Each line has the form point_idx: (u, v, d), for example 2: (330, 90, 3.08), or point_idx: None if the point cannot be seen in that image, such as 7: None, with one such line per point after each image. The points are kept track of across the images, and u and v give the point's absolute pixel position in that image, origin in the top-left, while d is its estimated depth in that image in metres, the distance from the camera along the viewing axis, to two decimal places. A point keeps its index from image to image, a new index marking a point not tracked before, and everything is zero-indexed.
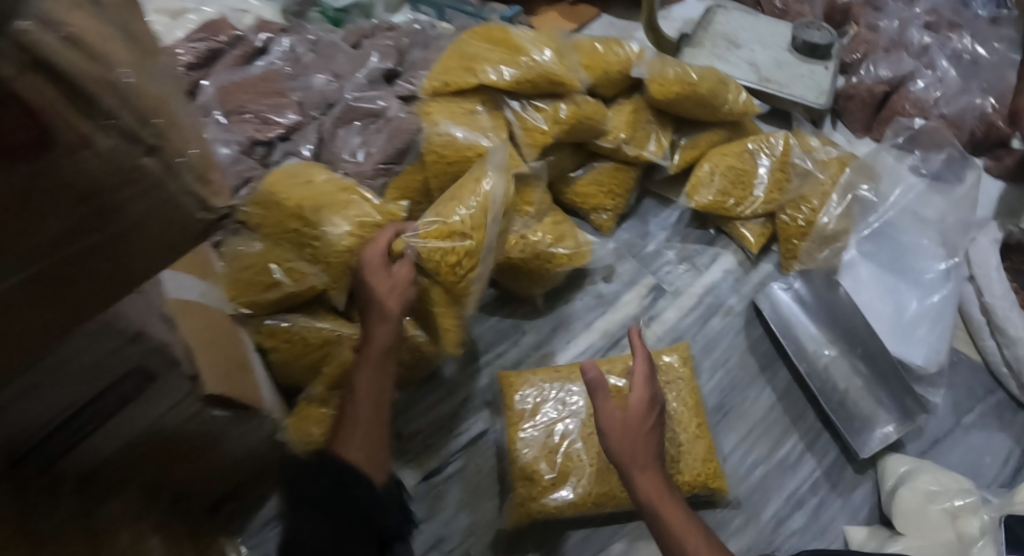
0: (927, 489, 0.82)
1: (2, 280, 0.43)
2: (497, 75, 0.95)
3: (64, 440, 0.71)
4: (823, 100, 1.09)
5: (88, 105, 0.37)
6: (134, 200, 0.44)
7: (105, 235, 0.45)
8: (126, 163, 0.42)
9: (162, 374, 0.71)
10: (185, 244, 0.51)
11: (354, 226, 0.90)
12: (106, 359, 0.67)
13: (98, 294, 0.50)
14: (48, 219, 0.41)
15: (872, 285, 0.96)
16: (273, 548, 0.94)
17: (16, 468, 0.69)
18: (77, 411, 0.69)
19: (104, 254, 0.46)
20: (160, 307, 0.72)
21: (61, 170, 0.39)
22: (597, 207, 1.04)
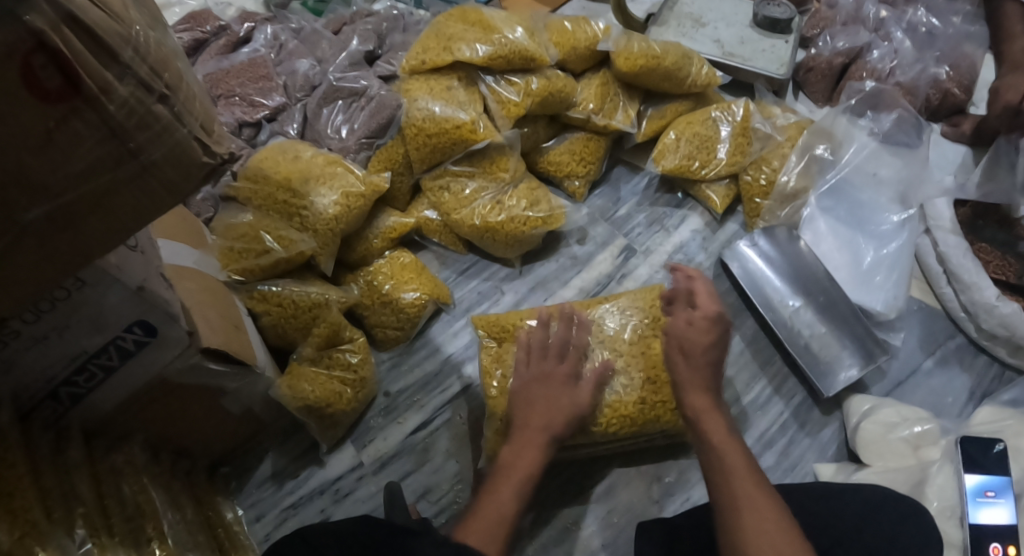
0: (891, 422, 0.91)
1: (24, 213, 0.49)
2: (472, 53, 0.99)
3: (71, 393, 0.75)
4: (784, 71, 1.16)
5: (110, 57, 0.45)
6: (144, 145, 0.49)
7: (114, 176, 0.50)
8: (141, 109, 0.48)
9: (162, 330, 0.75)
10: (186, 189, 0.55)
11: (341, 196, 0.97)
12: (108, 311, 0.70)
13: (107, 235, 0.55)
14: (70, 159, 0.47)
15: (831, 237, 1.03)
16: (272, 505, 0.96)
17: (26, 421, 0.74)
18: (78, 368, 0.73)
19: (114, 194, 0.52)
20: (158, 269, 0.75)
21: (83, 113, 0.45)
22: (570, 174, 1.10)
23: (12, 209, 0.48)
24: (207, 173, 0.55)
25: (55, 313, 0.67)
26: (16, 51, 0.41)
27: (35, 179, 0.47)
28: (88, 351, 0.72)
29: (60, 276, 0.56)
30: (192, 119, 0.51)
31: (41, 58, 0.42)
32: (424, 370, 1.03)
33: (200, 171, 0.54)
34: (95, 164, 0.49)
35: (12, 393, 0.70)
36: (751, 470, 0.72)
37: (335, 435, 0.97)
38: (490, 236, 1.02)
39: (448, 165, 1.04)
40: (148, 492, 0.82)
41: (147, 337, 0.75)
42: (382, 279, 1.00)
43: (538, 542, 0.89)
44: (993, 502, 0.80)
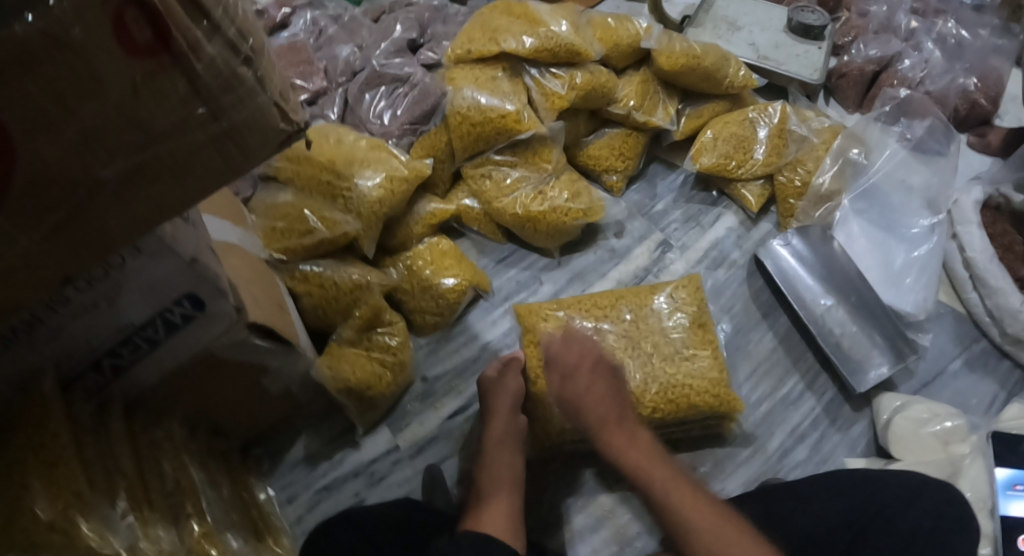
0: (921, 418, 0.92)
1: (107, 167, 0.48)
2: (518, 44, 1.00)
3: (112, 366, 0.74)
4: (818, 76, 1.18)
5: (201, 17, 0.45)
6: (227, 107, 0.49)
7: (195, 137, 0.50)
8: (226, 71, 0.48)
9: (209, 304, 0.74)
10: (261, 156, 0.55)
11: (384, 180, 0.97)
12: (158, 281, 0.69)
13: (181, 200, 0.54)
14: (153, 114, 0.47)
15: (863, 239, 1.04)
16: (304, 486, 0.96)
17: (67, 391, 0.72)
18: (123, 339, 0.72)
19: (194, 156, 0.51)
20: (208, 243, 0.75)
21: (172, 68, 0.45)
22: (608, 168, 1.11)
23: (91, 164, 0.48)
24: (283, 140, 0.54)
25: (104, 284, 0.65)
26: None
27: (117, 134, 0.47)
28: (133, 324, 0.71)
29: (126, 239, 0.55)
30: (272, 86, 0.51)
31: (135, 12, 0.42)
32: (460, 356, 1.03)
33: (278, 136, 0.53)
34: (178, 121, 0.48)
35: (55, 361, 0.69)
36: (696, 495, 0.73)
37: (372, 417, 0.97)
38: (530, 225, 1.03)
39: (491, 153, 1.04)
40: (187, 470, 0.81)
41: (195, 310, 0.74)
42: (423, 264, 1.00)
43: (573, 530, 0.90)
44: (1021, 496, 0.82)
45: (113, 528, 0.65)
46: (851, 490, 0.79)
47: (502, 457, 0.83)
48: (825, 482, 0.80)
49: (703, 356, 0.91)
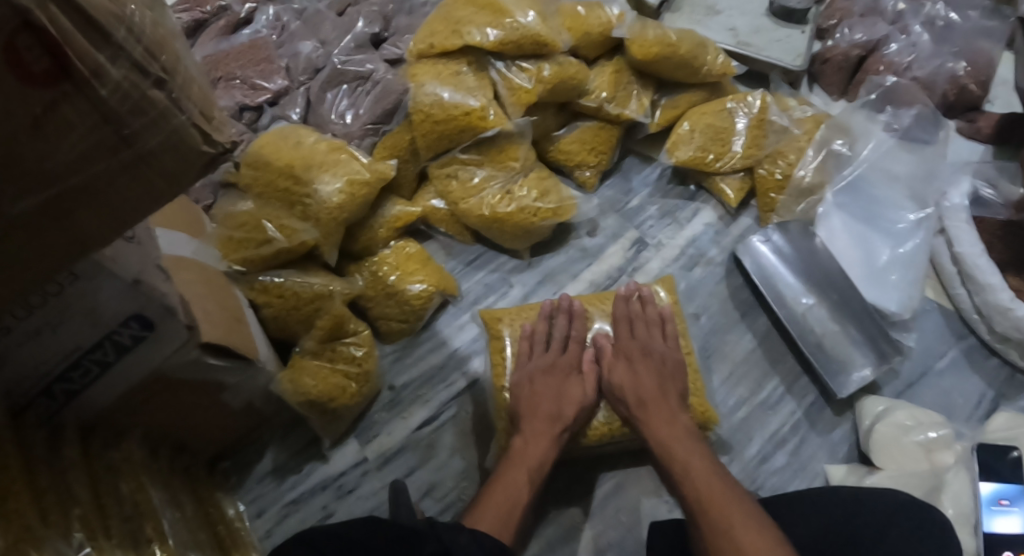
0: (904, 426, 0.88)
1: (14, 204, 0.45)
2: (482, 37, 0.95)
3: (66, 390, 0.72)
4: (800, 62, 1.13)
5: (103, 38, 0.40)
6: (140, 132, 0.45)
7: (107, 166, 0.46)
8: (136, 93, 0.43)
9: (159, 324, 0.70)
10: (187, 178, 0.51)
11: (344, 184, 0.92)
12: (104, 305, 0.66)
13: (104, 228, 0.51)
14: (60, 149, 0.43)
15: (845, 234, 0.98)
16: (272, 499, 0.94)
17: (19, 419, 0.70)
18: (73, 363, 0.69)
19: (109, 185, 0.48)
20: (156, 261, 0.71)
21: (73, 97, 0.41)
22: (580, 164, 1.07)
23: (0, 203, 0.45)
24: (207, 161, 0.50)
25: (46, 310, 0.63)
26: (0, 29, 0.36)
27: (23, 172, 0.43)
28: (81, 347, 0.68)
29: (56, 268, 0.53)
30: (191, 101, 0.47)
31: (28, 39, 0.37)
32: (429, 363, 1.01)
33: (199, 158, 0.49)
34: (88, 153, 0.45)
35: (4, 389, 0.67)
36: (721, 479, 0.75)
37: (338, 429, 0.95)
38: (498, 227, 1.00)
39: (456, 152, 1.00)
40: (147, 490, 0.79)
41: (146, 330, 0.70)
42: (387, 269, 0.97)
43: (544, 542, 0.88)
44: (1007, 511, 0.79)
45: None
46: (819, 514, 0.76)
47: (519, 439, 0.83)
48: (802, 500, 0.79)
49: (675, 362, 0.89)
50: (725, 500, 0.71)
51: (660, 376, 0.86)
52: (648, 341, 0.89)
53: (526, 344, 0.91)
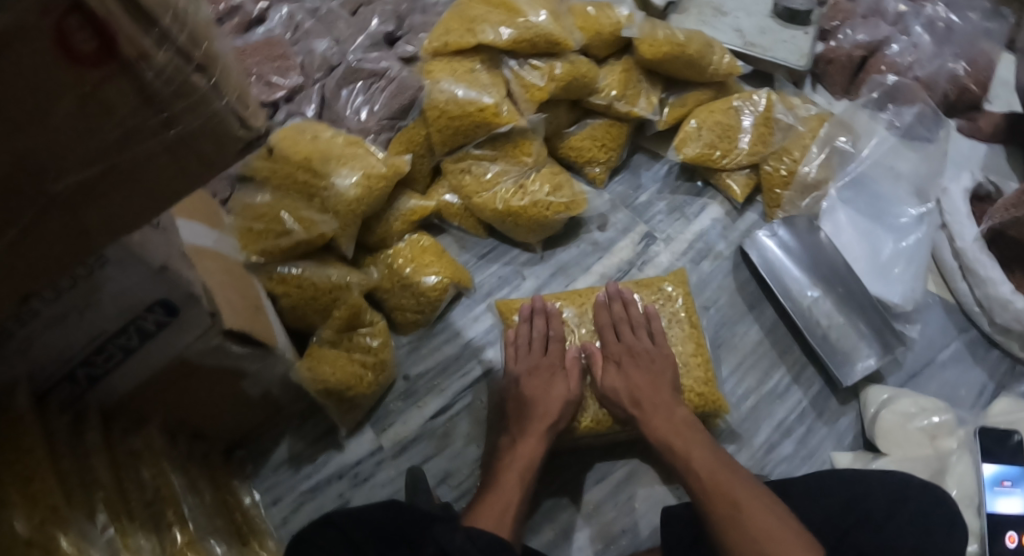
0: (908, 413, 0.91)
1: (58, 180, 0.47)
2: (496, 36, 0.98)
3: (89, 374, 0.73)
4: (804, 63, 1.17)
5: (149, 23, 0.40)
6: (179, 116, 0.46)
7: (148, 147, 0.47)
8: (179, 78, 0.43)
9: (182, 312, 0.71)
10: (221, 161, 0.52)
11: (362, 177, 0.94)
12: (129, 291, 0.67)
13: (138, 206, 0.53)
14: (104, 126, 0.44)
15: (851, 229, 1.03)
16: (289, 488, 0.95)
17: (43, 403, 0.72)
18: (97, 349, 0.71)
19: (147, 166, 0.49)
20: (180, 249, 0.72)
21: (120, 79, 0.42)
22: (591, 160, 1.09)
23: (45, 176, 0.46)
24: (241, 148, 0.51)
25: (72, 294, 0.64)
26: (52, 10, 0.37)
27: (69, 148, 0.45)
28: (105, 333, 0.70)
29: (92, 244, 0.54)
30: (231, 89, 0.47)
31: (78, 20, 0.38)
32: (443, 354, 1.02)
33: (234, 142, 0.50)
34: (130, 132, 0.46)
35: (30, 372, 0.68)
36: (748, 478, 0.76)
37: (355, 418, 0.96)
38: (511, 220, 1.02)
39: (470, 148, 1.02)
40: (167, 476, 0.80)
41: (168, 318, 0.72)
42: (403, 261, 0.99)
43: (559, 527, 0.90)
44: (1008, 492, 0.82)
45: (91, 539, 0.63)
46: (816, 492, 0.79)
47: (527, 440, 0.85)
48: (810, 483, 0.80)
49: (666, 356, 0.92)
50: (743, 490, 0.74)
51: (652, 375, 0.88)
52: (635, 343, 0.92)
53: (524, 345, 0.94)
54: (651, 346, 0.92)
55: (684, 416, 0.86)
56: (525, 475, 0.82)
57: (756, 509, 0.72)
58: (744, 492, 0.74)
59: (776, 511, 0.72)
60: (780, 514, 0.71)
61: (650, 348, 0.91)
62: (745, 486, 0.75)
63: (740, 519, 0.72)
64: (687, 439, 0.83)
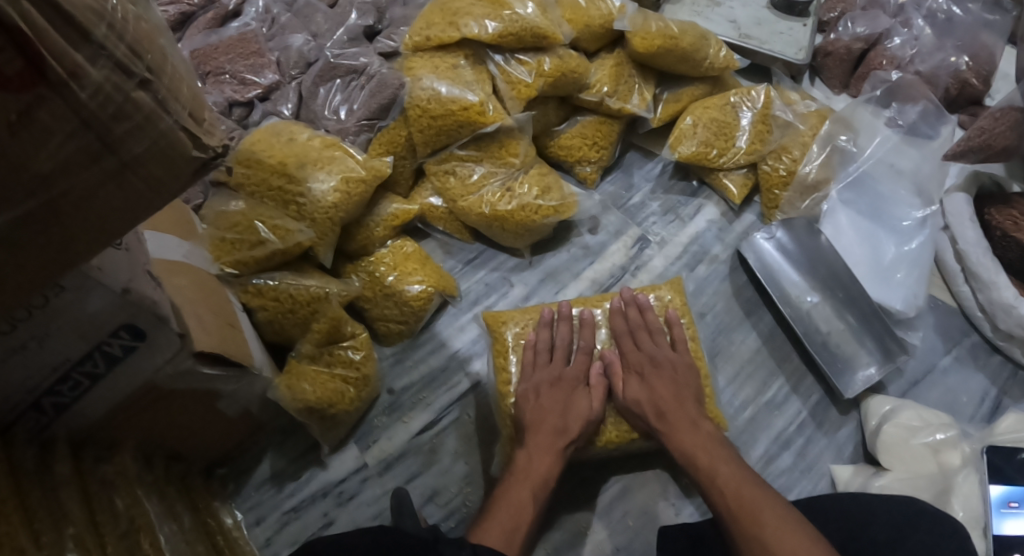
0: (911, 427, 0.87)
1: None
2: (480, 29, 0.93)
3: (51, 405, 0.68)
4: (802, 56, 1.11)
5: (79, 34, 0.35)
6: (122, 138, 0.40)
7: (88, 176, 0.41)
8: (120, 96, 0.38)
9: (150, 334, 0.67)
10: (175, 188, 0.45)
11: (340, 182, 0.89)
12: (93, 315, 0.62)
13: (85, 243, 0.46)
14: (32, 158, 0.38)
15: (851, 232, 0.99)
16: (270, 508, 0.91)
17: (8, 433, 0.67)
18: (62, 376, 0.66)
19: (91, 198, 0.42)
20: (145, 266, 0.67)
21: (52, 103, 0.36)
22: (581, 159, 1.04)
23: None
24: (198, 168, 0.44)
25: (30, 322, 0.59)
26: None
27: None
28: (67, 360, 0.65)
29: (34, 284, 0.48)
30: (181, 105, 0.41)
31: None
32: (429, 365, 0.98)
33: (189, 163, 0.44)
34: (63, 162, 0.39)
35: None
36: (761, 490, 0.74)
37: (337, 435, 0.92)
38: (498, 224, 0.97)
39: (453, 148, 0.97)
40: (142, 503, 0.76)
41: (136, 341, 0.67)
42: (385, 269, 0.95)
43: (551, 546, 0.86)
44: (1016, 514, 0.78)
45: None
46: (832, 515, 0.76)
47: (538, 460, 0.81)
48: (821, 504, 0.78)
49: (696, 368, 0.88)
50: (766, 510, 0.71)
51: (676, 386, 0.85)
52: (662, 352, 0.88)
53: (530, 354, 0.89)
54: (683, 354, 0.88)
55: (687, 433, 0.82)
56: (538, 494, 0.79)
57: (773, 525, 0.69)
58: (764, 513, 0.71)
59: (790, 525, 0.69)
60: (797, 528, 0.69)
61: (675, 356, 0.88)
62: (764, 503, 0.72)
63: (761, 545, 0.69)
64: (711, 455, 0.79)
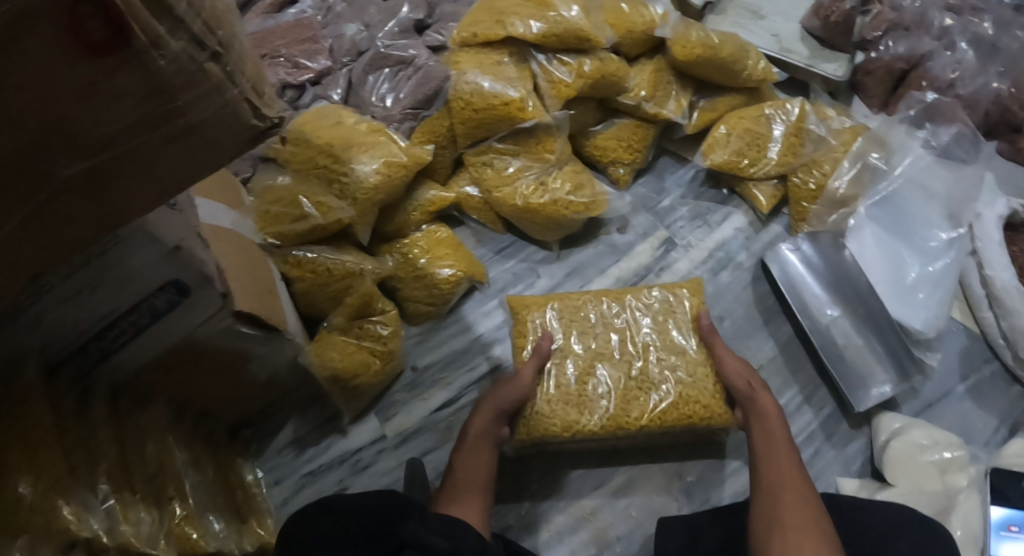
0: (919, 445, 0.89)
1: (63, 169, 0.44)
2: (525, 29, 0.97)
3: (94, 351, 0.72)
4: (842, 72, 1.14)
5: (163, 8, 0.36)
6: (190, 105, 0.43)
7: (154, 136, 0.45)
8: (192, 65, 0.40)
9: (194, 291, 0.72)
10: (230, 150, 0.49)
11: (382, 165, 0.94)
12: (146, 268, 0.67)
13: (146, 194, 0.50)
14: (111, 116, 0.42)
15: (876, 248, 1.00)
16: (291, 469, 0.96)
17: (52, 378, 0.71)
18: (107, 326, 0.71)
19: (155, 155, 0.46)
20: (196, 228, 0.72)
21: (134, 67, 0.38)
22: (615, 160, 1.06)
23: (50, 165, 0.44)
24: (255, 135, 0.48)
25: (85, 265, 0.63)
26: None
27: (69, 135, 0.42)
28: (118, 309, 0.70)
29: (91, 232, 0.52)
30: (245, 77, 0.44)
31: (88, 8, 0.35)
32: (451, 347, 1.02)
33: (246, 130, 0.47)
34: (137, 122, 0.43)
35: (41, 347, 0.68)
36: (797, 469, 0.78)
37: (358, 406, 0.96)
38: (529, 217, 0.99)
39: (493, 141, 1.01)
40: (171, 451, 0.81)
41: (180, 297, 0.72)
42: (418, 252, 0.98)
43: (554, 529, 0.90)
44: (1016, 537, 0.79)
45: (91, 510, 0.64)
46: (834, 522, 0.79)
47: (480, 453, 0.84)
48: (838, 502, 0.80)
49: (695, 372, 0.89)
50: (787, 492, 0.75)
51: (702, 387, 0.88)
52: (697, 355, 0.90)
53: (545, 344, 0.90)
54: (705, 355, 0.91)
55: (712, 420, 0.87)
56: (487, 484, 0.82)
57: (794, 511, 0.72)
58: (792, 499, 0.74)
59: (810, 506, 0.73)
60: (817, 510, 0.73)
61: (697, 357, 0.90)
62: (796, 487, 0.75)
63: (778, 524, 0.72)
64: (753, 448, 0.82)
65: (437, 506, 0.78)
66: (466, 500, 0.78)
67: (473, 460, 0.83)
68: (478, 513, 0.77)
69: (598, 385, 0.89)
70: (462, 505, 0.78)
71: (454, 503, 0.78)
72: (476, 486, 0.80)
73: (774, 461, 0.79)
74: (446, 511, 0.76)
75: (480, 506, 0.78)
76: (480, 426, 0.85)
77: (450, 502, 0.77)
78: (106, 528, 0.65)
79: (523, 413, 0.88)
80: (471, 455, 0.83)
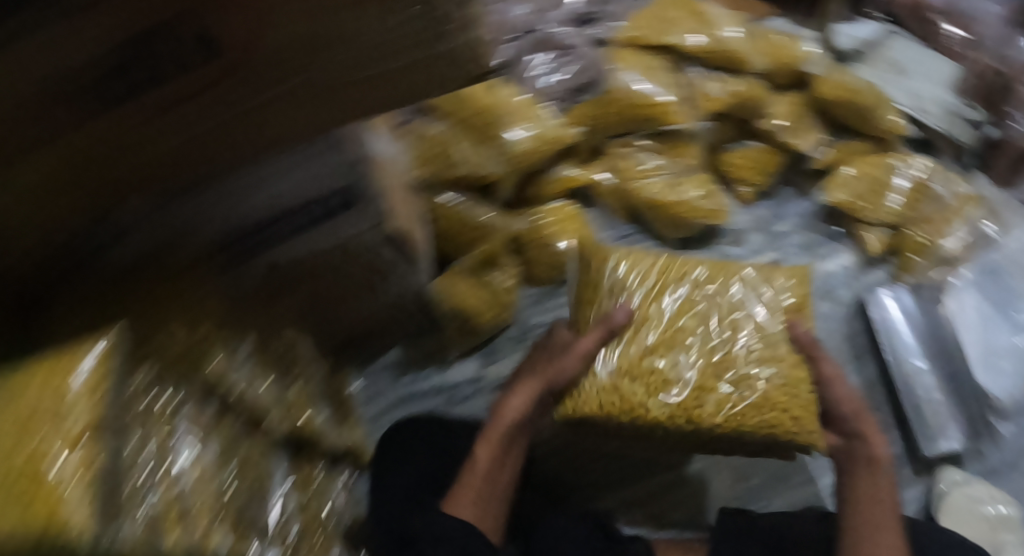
0: (978, 498, 0.94)
1: (253, 54, 0.46)
2: (686, 41, 1.08)
3: (248, 245, 0.78)
4: (971, 139, 1.20)
5: None
6: (442, 50, 0.51)
7: (384, 61, 0.50)
8: None
9: (359, 202, 0.82)
10: (434, 90, 0.55)
11: (535, 136, 1.02)
12: (318, 172, 0.79)
13: (317, 116, 0.53)
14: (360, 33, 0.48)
15: (973, 311, 1.07)
16: (389, 388, 1.07)
17: (230, 246, 0.76)
18: (275, 217, 0.79)
19: (364, 86, 0.51)
20: (354, 154, 0.81)
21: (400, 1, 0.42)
22: (742, 178, 1.11)
23: (246, 49, 0.46)
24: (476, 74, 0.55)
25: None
26: None
27: (318, 45, 0.47)
28: (288, 203, 0.79)
29: (134, 163, 0.51)
30: None
31: None
32: (555, 314, 1.10)
33: (463, 76, 0.54)
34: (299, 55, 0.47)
35: (223, 220, 0.75)
36: (892, 519, 0.74)
37: (467, 344, 1.06)
38: (656, 211, 1.07)
39: (633, 137, 1.09)
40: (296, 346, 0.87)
41: (344, 205, 0.82)
42: (547, 221, 1.06)
43: (619, 495, 0.99)
44: None
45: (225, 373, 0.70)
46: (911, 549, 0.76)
47: (514, 445, 0.81)
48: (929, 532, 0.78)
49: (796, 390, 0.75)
50: (884, 533, 0.72)
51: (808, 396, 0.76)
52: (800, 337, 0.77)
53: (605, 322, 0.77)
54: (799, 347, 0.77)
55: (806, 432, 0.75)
56: (501, 489, 0.79)
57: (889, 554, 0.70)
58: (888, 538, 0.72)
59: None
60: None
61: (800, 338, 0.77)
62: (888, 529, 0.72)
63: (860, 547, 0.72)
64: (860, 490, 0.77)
65: (443, 505, 0.77)
66: (467, 489, 0.76)
67: (534, 410, 0.81)
68: (487, 503, 0.77)
69: (652, 367, 0.75)
70: (467, 495, 0.77)
71: (459, 495, 0.77)
72: (485, 477, 0.78)
73: (877, 502, 0.74)
74: (458, 515, 0.75)
75: (496, 508, 0.78)
76: (524, 404, 0.80)
77: (455, 500, 0.76)
78: (241, 387, 0.73)
79: (560, 391, 0.78)
80: (492, 439, 0.80)
